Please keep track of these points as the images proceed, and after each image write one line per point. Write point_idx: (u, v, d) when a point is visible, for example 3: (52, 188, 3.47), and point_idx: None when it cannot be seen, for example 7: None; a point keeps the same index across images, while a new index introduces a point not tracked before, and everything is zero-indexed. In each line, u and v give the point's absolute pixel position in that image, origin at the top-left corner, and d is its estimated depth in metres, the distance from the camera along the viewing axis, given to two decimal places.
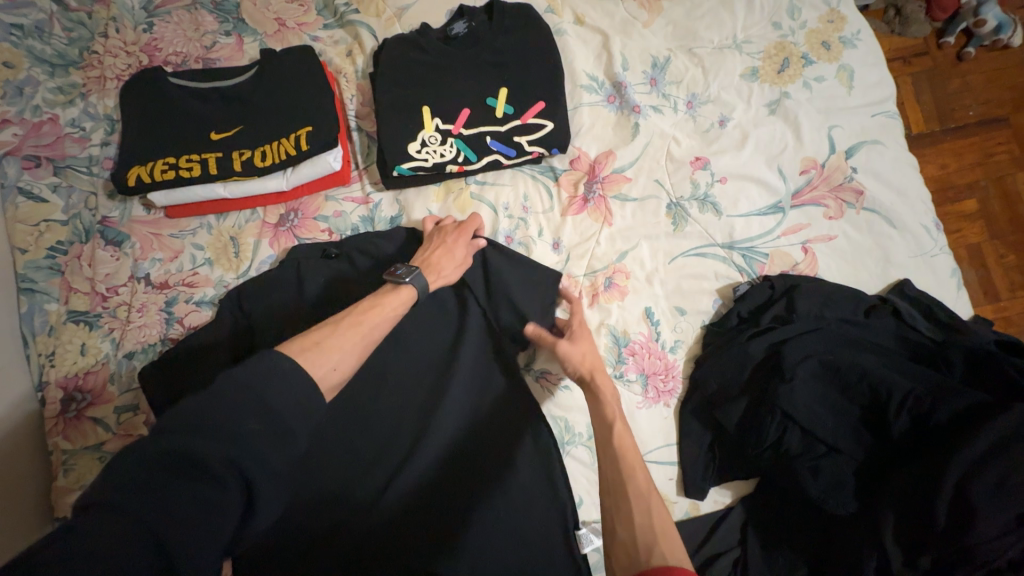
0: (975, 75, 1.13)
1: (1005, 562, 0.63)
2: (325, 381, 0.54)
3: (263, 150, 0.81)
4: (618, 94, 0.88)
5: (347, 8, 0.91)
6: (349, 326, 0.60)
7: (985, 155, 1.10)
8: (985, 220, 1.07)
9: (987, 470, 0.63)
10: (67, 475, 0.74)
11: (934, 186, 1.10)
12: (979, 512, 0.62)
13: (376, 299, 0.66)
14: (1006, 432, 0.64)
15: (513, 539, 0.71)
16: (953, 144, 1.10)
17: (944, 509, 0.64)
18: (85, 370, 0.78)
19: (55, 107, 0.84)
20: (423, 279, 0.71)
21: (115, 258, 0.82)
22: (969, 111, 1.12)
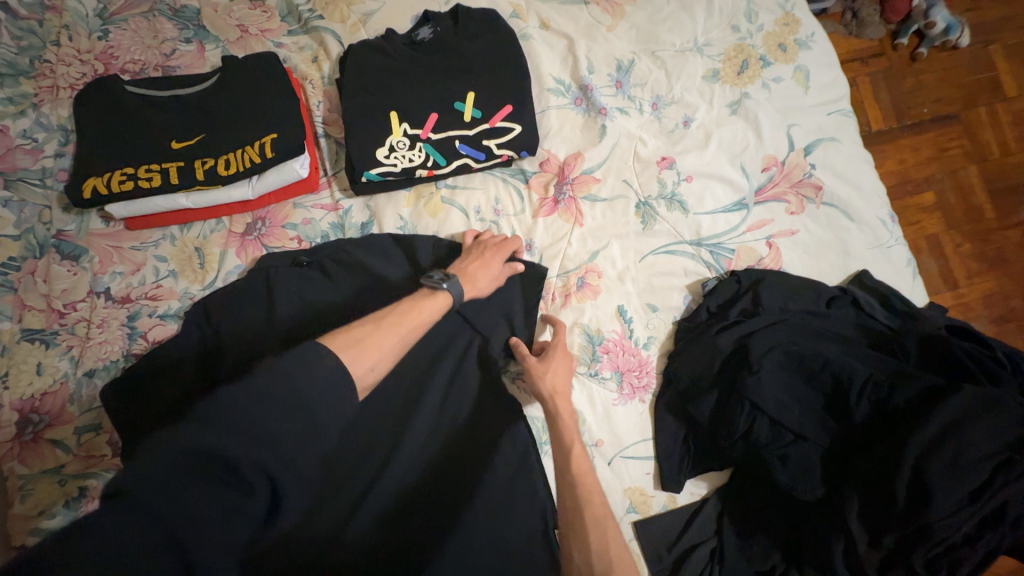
0: (928, 74, 1.19)
1: (960, 535, 0.66)
2: (362, 381, 0.55)
3: (226, 158, 0.79)
4: (585, 96, 0.89)
5: (312, 15, 0.90)
6: (390, 325, 0.62)
7: (939, 150, 1.15)
8: (942, 211, 1.13)
9: (942, 450, 0.66)
10: (25, 501, 0.71)
11: (894, 180, 1.15)
12: (936, 491, 0.65)
13: (414, 301, 0.67)
14: (957, 413, 0.67)
15: (493, 541, 0.71)
16: (910, 140, 1.16)
17: (904, 490, 0.66)
18: (43, 390, 0.75)
19: (5, 118, 0.81)
20: (459, 288, 0.71)
21: (72, 273, 0.79)
22: (923, 109, 1.17)
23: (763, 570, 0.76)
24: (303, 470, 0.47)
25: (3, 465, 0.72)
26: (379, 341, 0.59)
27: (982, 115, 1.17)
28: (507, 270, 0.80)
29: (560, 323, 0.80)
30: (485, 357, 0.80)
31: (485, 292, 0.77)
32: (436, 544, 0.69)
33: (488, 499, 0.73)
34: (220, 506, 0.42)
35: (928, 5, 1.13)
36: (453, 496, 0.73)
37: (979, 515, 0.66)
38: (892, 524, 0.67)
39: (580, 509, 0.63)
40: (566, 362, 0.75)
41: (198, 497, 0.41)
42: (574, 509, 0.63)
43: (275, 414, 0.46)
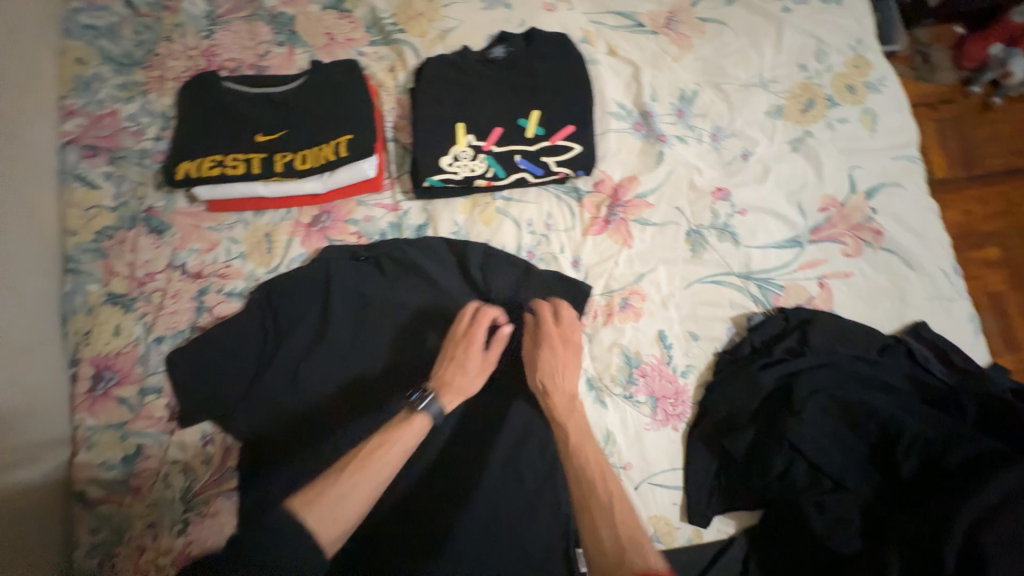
0: (1003, 125, 1.15)
1: None
2: (330, 538, 0.53)
3: (304, 154, 0.85)
4: (645, 122, 0.91)
5: (394, 28, 0.97)
6: (356, 468, 0.58)
7: (1011, 204, 1.10)
8: (1011, 268, 1.07)
9: (1001, 519, 0.62)
10: (90, 450, 0.78)
11: (960, 231, 1.10)
12: (991, 564, 0.60)
13: (386, 433, 0.63)
14: (1014, 485, 0.64)
15: (512, 547, 0.75)
16: (980, 191, 1.11)
17: (953, 559, 0.62)
18: (117, 350, 0.81)
19: (118, 102, 0.91)
20: (438, 406, 0.67)
21: (155, 246, 0.85)
22: (996, 160, 1.13)
23: None
24: None
25: (75, 414, 0.79)
26: (344, 506, 0.55)
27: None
28: (495, 341, 0.74)
29: (559, 306, 0.79)
30: (522, 363, 0.82)
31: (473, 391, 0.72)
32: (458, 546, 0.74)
33: (512, 507, 0.77)
34: None
35: (1007, 54, 1.10)
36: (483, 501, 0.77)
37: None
38: None
39: (585, 492, 0.62)
40: (561, 347, 0.76)
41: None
42: (581, 488, 0.62)
43: None
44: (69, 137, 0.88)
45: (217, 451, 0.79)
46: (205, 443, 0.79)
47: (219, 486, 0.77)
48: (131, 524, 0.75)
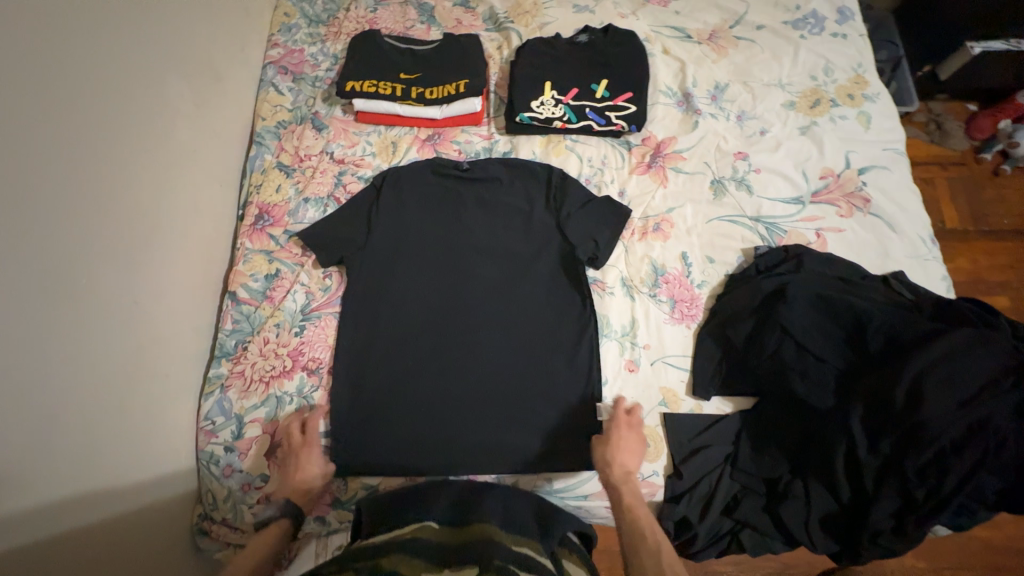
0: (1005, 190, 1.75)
1: (948, 444, 0.75)
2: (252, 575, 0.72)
3: (432, 89, 1.18)
4: (686, 101, 1.20)
5: (506, 20, 1.32)
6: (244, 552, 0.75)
7: (1012, 261, 1.66)
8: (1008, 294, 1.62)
9: (934, 371, 0.77)
10: (245, 263, 1.05)
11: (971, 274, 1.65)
12: (927, 396, 0.76)
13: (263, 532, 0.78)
14: (957, 345, 0.78)
15: (543, 378, 0.98)
16: (987, 241, 1.68)
17: (902, 394, 0.78)
18: (276, 202, 1.11)
19: (305, 43, 1.27)
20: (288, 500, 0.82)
21: (315, 138, 1.17)
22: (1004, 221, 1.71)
23: (769, 478, 0.89)
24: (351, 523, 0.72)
25: (239, 239, 1.08)
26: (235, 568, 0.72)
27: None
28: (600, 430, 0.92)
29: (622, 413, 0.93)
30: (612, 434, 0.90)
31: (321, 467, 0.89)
32: (504, 375, 0.98)
33: (541, 359, 1.00)
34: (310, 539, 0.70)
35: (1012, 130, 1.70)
36: (523, 353, 1.00)
37: (965, 424, 0.75)
38: (887, 428, 0.79)
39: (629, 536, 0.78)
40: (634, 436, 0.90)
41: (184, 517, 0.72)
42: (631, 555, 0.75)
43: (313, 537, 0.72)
44: (270, 60, 1.24)
45: (333, 283, 1.06)
46: (325, 277, 1.06)
47: (330, 307, 1.03)
48: (262, 321, 1.01)
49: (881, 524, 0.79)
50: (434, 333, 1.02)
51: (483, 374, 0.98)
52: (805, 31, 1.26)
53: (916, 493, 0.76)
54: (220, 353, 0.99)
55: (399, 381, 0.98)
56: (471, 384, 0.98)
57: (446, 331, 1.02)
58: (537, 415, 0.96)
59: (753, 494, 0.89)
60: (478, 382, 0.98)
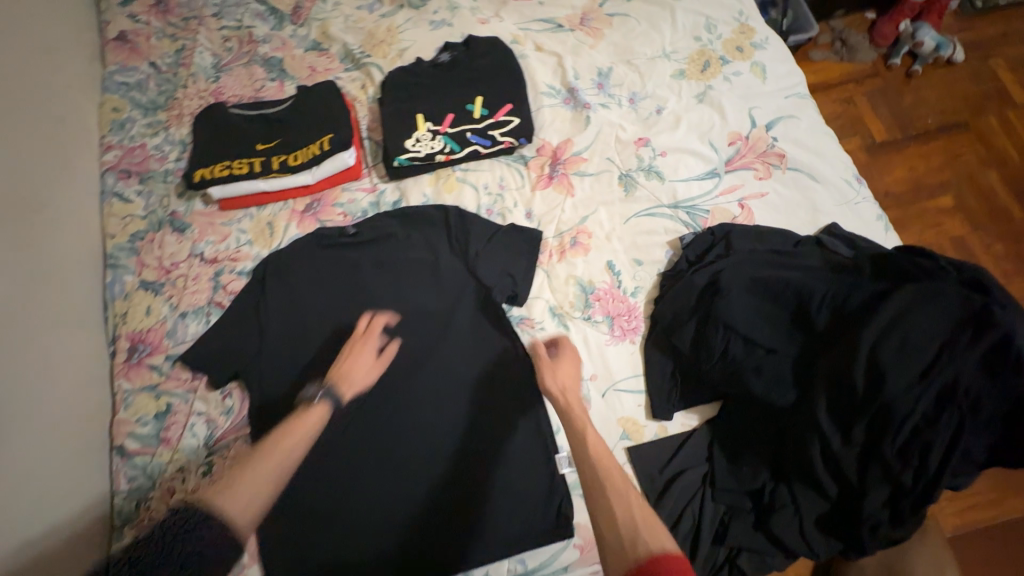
0: (921, 90, 1.71)
1: (921, 418, 0.69)
2: (245, 513, 0.58)
3: (296, 154, 1.05)
4: (572, 96, 1.10)
5: (363, 55, 1.20)
6: (261, 456, 0.63)
7: (946, 159, 1.62)
8: (956, 190, 1.59)
9: (888, 340, 0.70)
10: (128, 409, 0.91)
11: (914, 182, 1.60)
12: (887, 371, 0.69)
13: (288, 424, 0.68)
14: (905, 303, 0.72)
15: (491, 445, 0.88)
16: (918, 146, 1.64)
17: (862, 374, 0.71)
18: (148, 327, 0.96)
19: (145, 137, 1.12)
20: (335, 396, 0.75)
21: (179, 242, 1.03)
22: (929, 119, 1.67)
23: (753, 490, 0.80)
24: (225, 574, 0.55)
25: (115, 382, 0.93)
26: (255, 476, 0.61)
27: (990, 122, 1.66)
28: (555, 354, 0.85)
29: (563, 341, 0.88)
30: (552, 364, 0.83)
31: (361, 389, 0.79)
32: (451, 453, 0.88)
33: (484, 424, 0.89)
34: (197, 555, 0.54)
35: (914, 30, 1.67)
36: (464, 422, 0.89)
37: (932, 394, 0.68)
38: (855, 413, 0.71)
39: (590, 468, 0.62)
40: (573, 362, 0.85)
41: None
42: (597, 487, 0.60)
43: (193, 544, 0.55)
44: (107, 165, 1.08)
45: (236, 402, 0.93)
46: (224, 398, 0.93)
47: (238, 432, 0.90)
48: (162, 471, 0.87)
49: (877, 517, 0.71)
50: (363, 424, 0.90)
51: (429, 458, 0.88)
52: None
53: (903, 478, 0.69)
54: (119, 522, 0.85)
55: (337, 491, 0.86)
56: (418, 473, 0.87)
57: (377, 419, 0.91)
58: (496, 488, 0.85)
59: (740, 513, 0.80)
60: (425, 469, 0.87)
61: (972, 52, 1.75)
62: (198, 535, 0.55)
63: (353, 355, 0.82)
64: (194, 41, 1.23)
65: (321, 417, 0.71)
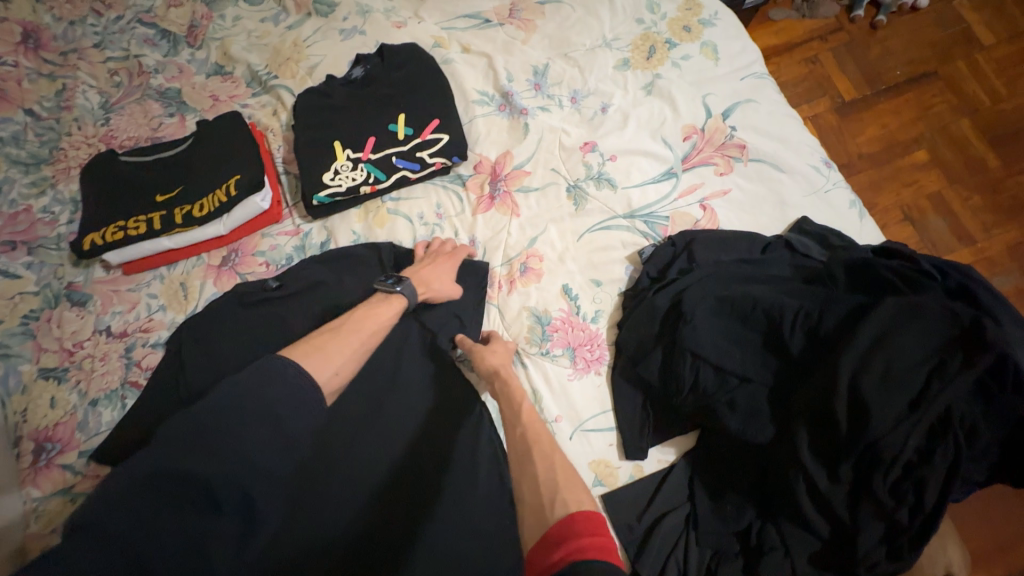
0: (887, 42, 1.61)
1: (914, 453, 0.63)
2: (329, 383, 0.71)
3: (201, 202, 0.93)
4: (507, 102, 0.98)
5: (269, 77, 1.06)
6: (347, 333, 0.76)
7: (918, 113, 1.54)
8: (932, 144, 1.50)
9: (870, 368, 0.64)
10: (39, 520, 0.80)
11: (887, 142, 1.52)
12: (871, 405, 0.63)
13: (371, 305, 0.81)
14: (884, 324, 0.65)
15: (457, 512, 0.78)
16: (888, 102, 1.55)
17: (844, 409, 0.64)
18: (56, 421, 0.86)
19: (30, 199, 0.98)
20: (412, 288, 0.83)
21: (81, 317, 0.92)
22: (897, 72, 1.58)
23: (739, 530, 0.74)
24: (272, 473, 0.63)
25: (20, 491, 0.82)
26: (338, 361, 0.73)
27: (960, 68, 1.57)
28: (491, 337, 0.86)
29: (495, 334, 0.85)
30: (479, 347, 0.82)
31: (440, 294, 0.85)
32: (403, 527, 0.77)
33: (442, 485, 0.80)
34: (238, 455, 0.61)
35: None
36: (422, 487, 0.80)
37: (925, 429, 0.62)
38: (841, 450, 0.65)
39: (522, 433, 0.68)
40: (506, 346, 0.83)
41: (175, 512, 0.57)
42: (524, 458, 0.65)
43: (254, 428, 0.62)
44: None
45: None
46: None
47: None
48: None
49: (875, 556, 0.65)
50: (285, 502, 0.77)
51: (382, 535, 0.77)
52: None
53: (899, 517, 0.63)
54: None
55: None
56: (365, 556, 0.75)
57: (304, 496, 0.78)
58: (458, 562, 0.75)
59: (728, 558, 0.73)
60: (373, 551, 0.76)
61: None
62: (285, 384, 0.66)
63: (432, 262, 0.87)
64: (75, 79, 1.08)
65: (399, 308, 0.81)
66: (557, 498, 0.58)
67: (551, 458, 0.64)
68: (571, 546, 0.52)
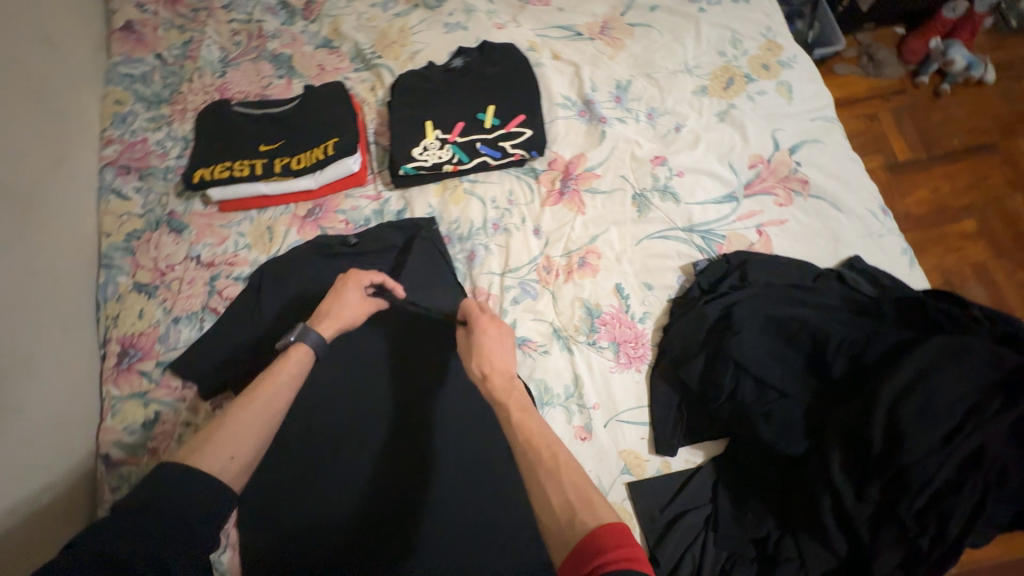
0: (950, 109, 1.64)
1: (943, 483, 0.66)
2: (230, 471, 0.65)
3: (299, 157, 1.02)
4: (588, 109, 1.06)
5: (374, 56, 1.16)
6: (242, 411, 0.69)
7: (973, 181, 1.56)
8: (981, 214, 1.53)
9: (910, 399, 0.67)
10: (114, 416, 0.89)
11: (937, 206, 1.54)
12: (909, 432, 0.66)
13: (268, 371, 0.74)
14: (929, 360, 0.69)
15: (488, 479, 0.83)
16: (943, 167, 1.58)
17: (880, 433, 0.68)
18: (140, 331, 0.94)
19: (147, 131, 1.10)
20: (313, 335, 0.79)
21: (176, 243, 1.00)
22: (955, 139, 1.61)
23: (757, 538, 0.77)
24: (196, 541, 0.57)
25: (103, 387, 0.91)
26: (240, 444, 0.66)
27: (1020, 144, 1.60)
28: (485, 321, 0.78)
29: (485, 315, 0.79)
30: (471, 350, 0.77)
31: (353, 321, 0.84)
32: (427, 493, 0.82)
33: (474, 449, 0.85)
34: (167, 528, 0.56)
35: (945, 48, 1.60)
36: (455, 449, 0.85)
37: (957, 461, 0.66)
38: (870, 471, 0.69)
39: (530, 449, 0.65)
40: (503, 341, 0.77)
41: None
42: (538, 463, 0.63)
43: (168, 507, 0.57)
44: (106, 160, 1.06)
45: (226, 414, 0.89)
46: (214, 408, 0.90)
47: None
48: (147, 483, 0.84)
49: None
50: (303, 468, 0.84)
51: (392, 498, 0.82)
52: (703, 3, 1.13)
53: (919, 542, 0.66)
54: None
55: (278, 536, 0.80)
56: (376, 516, 0.81)
57: (321, 464, 0.85)
58: (477, 529, 0.80)
59: (743, 561, 0.76)
60: (386, 519, 0.81)
61: (1004, 72, 1.68)
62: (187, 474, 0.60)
63: (336, 292, 0.84)
64: (202, 33, 1.19)
65: (303, 358, 0.77)
66: (577, 519, 0.57)
67: (560, 480, 0.60)
68: (608, 555, 0.52)
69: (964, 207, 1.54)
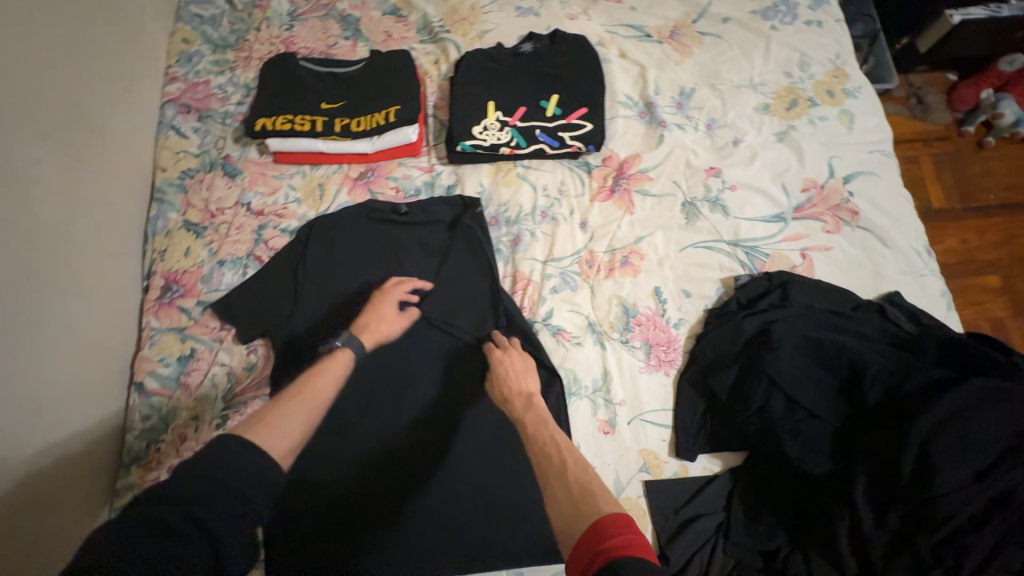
0: (989, 165, 1.64)
1: (966, 519, 0.68)
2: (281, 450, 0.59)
3: (359, 120, 1.03)
4: (648, 112, 1.07)
5: (442, 30, 1.16)
6: (297, 399, 0.67)
7: (1005, 238, 1.55)
8: (1009, 271, 1.52)
9: (945, 433, 0.69)
10: (151, 347, 0.91)
11: (964, 257, 1.54)
12: (941, 465, 0.68)
13: (313, 369, 0.74)
14: (966, 398, 0.71)
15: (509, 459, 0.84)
16: (976, 221, 1.58)
17: (909, 463, 0.69)
18: (185, 268, 0.96)
19: (211, 74, 1.11)
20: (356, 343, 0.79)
21: (228, 187, 1.02)
22: (990, 196, 1.60)
23: (766, 551, 0.78)
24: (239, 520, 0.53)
25: (143, 317, 0.93)
26: (286, 422, 0.62)
27: None
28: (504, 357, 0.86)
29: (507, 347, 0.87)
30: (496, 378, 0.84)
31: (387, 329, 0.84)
32: (445, 464, 0.83)
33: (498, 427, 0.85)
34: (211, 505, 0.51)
35: (996, 99, 1.58)
36: (479, 424, 0.85)
37: (983, 499, 0.67)
38: (895, 498, 0.70)
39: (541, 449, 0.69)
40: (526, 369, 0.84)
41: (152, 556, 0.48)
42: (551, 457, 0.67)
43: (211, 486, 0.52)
44: (169, 97, 1.07)
45: (259, 359, 0.91)
46: (249, 352, 0.91)
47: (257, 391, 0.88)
48: (178, 415, 0.86)
49: None
50: (328, 431, 0.85)
51: (409, 465, 0.83)
52: (776, 21, 1.13)
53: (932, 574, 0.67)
54: (129, 458, 0.84)
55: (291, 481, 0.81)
56: (388, 477, 0.83)
57: (341, 421, 0.85)
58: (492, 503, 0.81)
59: (749, 570, 0.78)
60: (402, 486, 0.82)
61: None
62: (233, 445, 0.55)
63: (374, 306, 0.88)
64: None
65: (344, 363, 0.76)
66: (588, 503, 0.58)
67: (565, 476, 0.63)
68: (620, 540, 0.51)
69: (995, 261, 1.53)
